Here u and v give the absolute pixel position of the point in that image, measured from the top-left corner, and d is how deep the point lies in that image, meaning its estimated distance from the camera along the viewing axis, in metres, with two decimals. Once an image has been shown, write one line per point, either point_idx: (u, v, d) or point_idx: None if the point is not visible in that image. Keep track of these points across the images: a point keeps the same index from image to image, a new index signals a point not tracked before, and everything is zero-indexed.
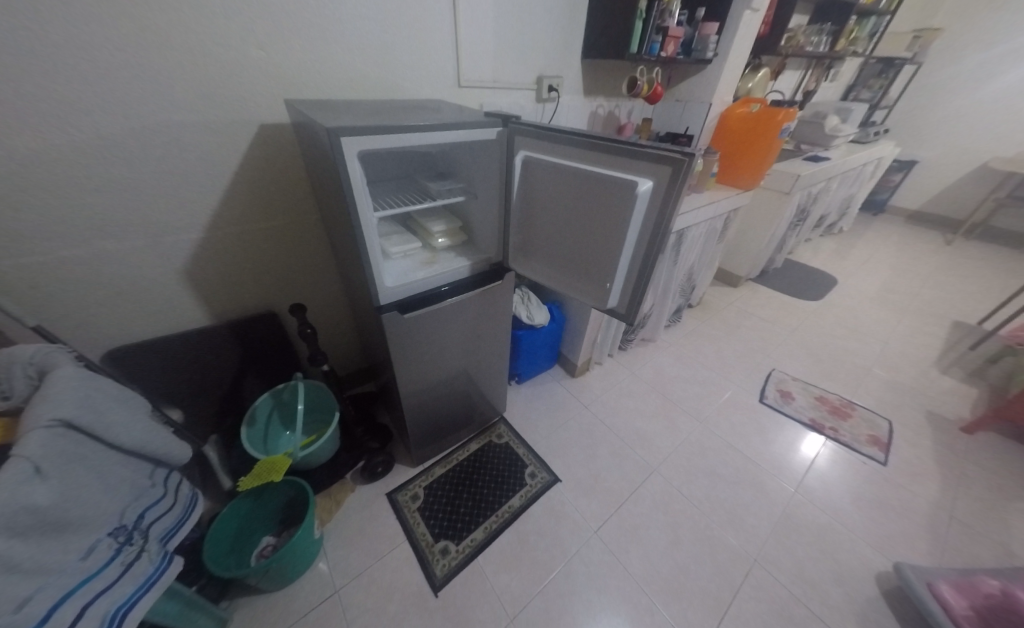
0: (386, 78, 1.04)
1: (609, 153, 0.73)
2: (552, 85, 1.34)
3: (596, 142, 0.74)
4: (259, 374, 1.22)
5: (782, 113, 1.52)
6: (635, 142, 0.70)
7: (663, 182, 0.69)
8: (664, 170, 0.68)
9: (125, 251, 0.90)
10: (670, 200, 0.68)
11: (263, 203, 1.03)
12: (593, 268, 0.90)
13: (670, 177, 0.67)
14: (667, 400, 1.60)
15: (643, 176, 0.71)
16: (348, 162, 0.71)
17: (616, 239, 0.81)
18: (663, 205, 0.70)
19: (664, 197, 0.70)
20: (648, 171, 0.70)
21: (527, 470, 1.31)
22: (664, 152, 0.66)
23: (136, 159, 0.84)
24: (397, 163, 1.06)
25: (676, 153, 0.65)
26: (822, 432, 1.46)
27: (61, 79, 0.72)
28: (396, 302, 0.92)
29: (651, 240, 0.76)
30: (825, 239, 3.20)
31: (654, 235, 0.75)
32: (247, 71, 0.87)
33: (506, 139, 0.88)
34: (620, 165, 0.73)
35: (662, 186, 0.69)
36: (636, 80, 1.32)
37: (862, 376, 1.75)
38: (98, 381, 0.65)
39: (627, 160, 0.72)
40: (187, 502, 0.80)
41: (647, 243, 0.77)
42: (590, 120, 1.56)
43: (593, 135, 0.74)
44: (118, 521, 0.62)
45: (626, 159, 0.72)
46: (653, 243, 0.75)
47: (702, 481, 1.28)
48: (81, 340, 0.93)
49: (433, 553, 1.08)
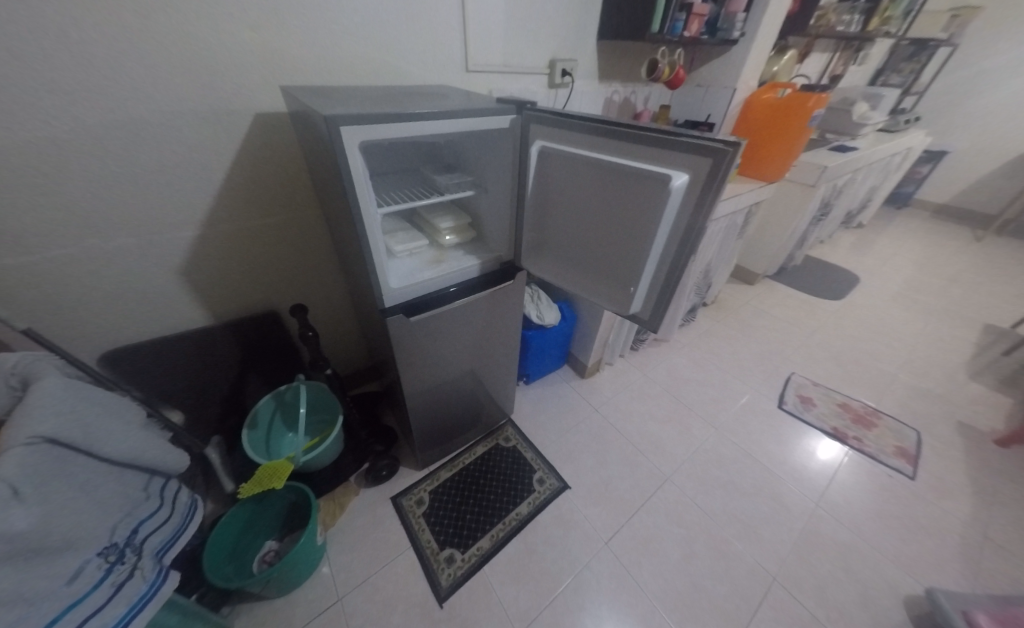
0: (387, 62, 0.97)
1: (639, 142, 0.66)
2: (565, 69, 1.25)
3: (624, 131, 0.67)
4: (261, 374, 1.19)
5: (814, 98, 1.41)
6: (669, 129, 0.63)
7: (700, 177, 0.62)
8: (703, 162, 0.60)
9: (118, 249, 0.86)
10: (709, 197, 0.62)
11: (260, 196, 0.97)
12: (616, 269, 0.83)
13: (707, 172, 0.61)
14: (680, 404, 1.55)
15: (677, 169, 0.64)
16: (348, 153, 0.65)
17: (642, 241, 0.75)
18: (699, 204, 0.63)
19: (701, 192, 0.63)
20: (684, 163, 0.63)
21: (536, 476, 1.27)
22: (703, 141, 0.59)
23: (125, 151, 0.79)
24: (401, 154, 0.99)
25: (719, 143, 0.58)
26: (844, 442, 1.39)
27: (40, 64, 0.67)
28: (401, 304, 0.87)
29: (682, 242, 0.70)
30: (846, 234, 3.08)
31: (684, 236, 0.69)
32: (240, 54, 0.81)
33: (519, 127, 0.82)
34: (651, 157, 0.66)
35: (699, 181, 0.62)
36: (657, 64, 1.23)
37: (887, 381, 1.67)
38: (86, 392, 0.61)
39: (659, 151, 0.65)
40: (182, 514, 0.76)
41: (678, 244, 0.70)
42: (605, 107, 1.47)
43: (620, 122, 0.67)
44: (107, 540, 0.58)
45: (659, 150, 0.65)
46: (687, 245, 0.69)
47: (718, 492, 1.24)
48: (76, 343, 0.89)
49: (438, 562, 1.05)
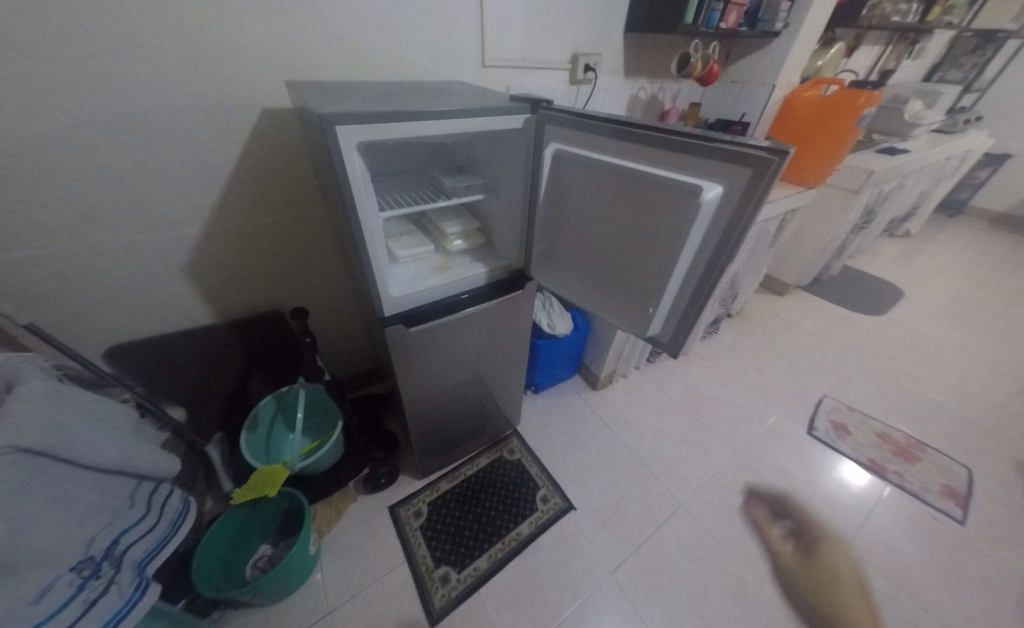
0: (398, 56, 0.92)
1: (667, 148, 0.59)
2: (588, 63, 1.17)
3: (650, 135, 0.60)
4: (265, 375, 1.17)
5: (864, 96, 1.25)
6: (702, 134, 0.55)
7: (736, 191, 0.54)
8: (741, 174, 0.53)
9: (122, 246, 0.85)
10: (745, 214, 0.54)
11: (265, 195, 0.95)
12: (634, 288, 0.75)
13: (745, 186, 0.53)
14: (698, 424, 1.45)
15: (709, 180, 0.56)
16: (346, 155, 0.60)
17: (664, 258, 0.67)
18: (732, 221, 0.56)
19: (737, 208, 0.55)
20: (717, 174, 0.55)
21: (540, 493, 1.21)
22: (743, 149, 0.51)
23: (127, 147, 0.77)
24: (409, 153, 0.94)
25: (762, 151, 0.50)
26: (882, 476, 1.27)
27: (37, 57, 0.65)
28: (401, 314, 0.82)
29: (710, 262, 0.62)
30: (888, 242, 2.86)
31: (713, 255, 0.61)
32: (244, 48, 0.77)
33: (533, 127, 0.76)
34: (679, 165, 0.59)
35: (734, 195, 0.54)
36: (690, 58, 1.13)
37: (932, 409, 1.52)
38: (68, 401, 0.59)
39: (689, 158, 0.57)
40: (172, 519, 0.75)
41: (705, 264, 0.63)
42: (629, 105, 1.37)
43: (646, 125, 0.60)
44: (83, 553, 0.55)
45: (689, 156, 0.57)
46: (717, 266, 0.61)
47: (736, 524, 1.15)
48: (80, 340, 0.89)
49: (432, 580, 1.02)
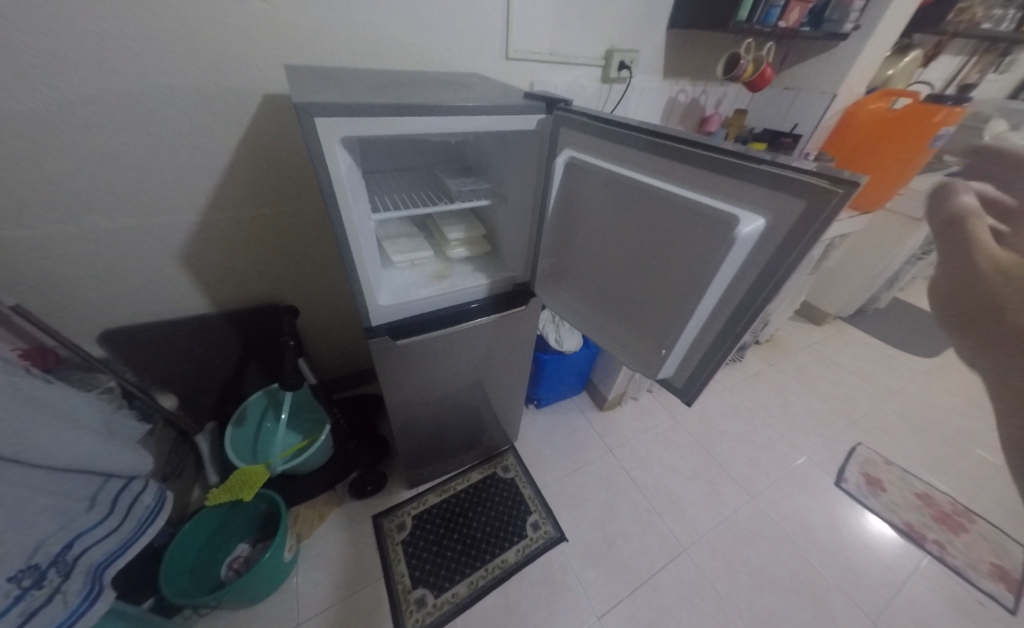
0: (412, 43, 0.85)
1: (701, 167, 0.50)
2: (624, 60, 1.06)
3: (683, 149, 0.51)
4: (261, 367, 1.15)
5: (943, 112, 1.08)
6: (746, 153, 0.46)
7: (785, 224, 0.45)
8: (791, 204, 0.43)
9: (116, 230, 0.82)
10: (793, 253, 0.44)
11: (265, 186, 0.90)
12: (647, 322, 0.66)
13: (797, 220, 0.43)
14: (711, 460, 1.34)
15: (749, 209, 0.47)
16: (329, 153, 0.54)
17: (684, 294, 0.58)
18: (775, 259, 0.47)
19: (782, 245, 0.46)
20: (761, 202, 0.46)
21: (530, 519, 1.14)
22: (797, 175, 0.42)
23: (119, 129, 0.73)
24: (416, 150, 0.88)
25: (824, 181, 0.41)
26: (921, 545, 1.13)
27: (22, 30, 0.61)
28: (389, 324, 0.76)
29: (740, 303, 0.53)
30: None
31: (747, 295, 0.51)
32: (245, 28, 0.72)
33: (547, 130, 0.68)
34: (714, 187, 0.50)
35: (780, 229, 0.45)
36: (739, 60, 1.00)
37: (984, 472, 1.35)
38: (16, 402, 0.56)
39: (727, 181, 0.48)
40: (140, 520, 0.72)
41: (734, 305, 0.54)
42: (666, 108, 1.26)
43: (678, 137, 0.51)
44: (26, 562, 0.52)
45: (728, 179, 0.48)
46: (750, 308, 0.52)
47: (743, 579, 1.05)
48: (72, 321, 0.88)
49: (408, 602, 0.96)
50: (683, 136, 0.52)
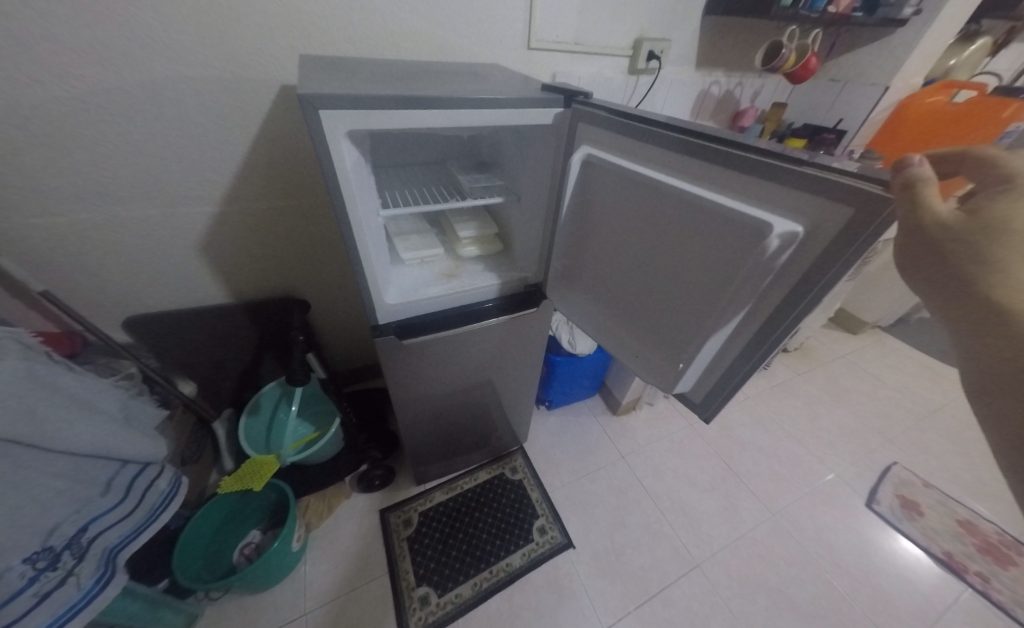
0: (431, 33, 0.82)
1: (730, 168, 0.45)
2: (654, 50, 1.00)
3: (710, 147, 0.46)
4: (275, 358, 1.16)
5: (1014, 106, 0.99)
6: (783, 154, 0.41)
7: (825, 234, 0.40)
8: (835, 213, 0.38)
9: (138, 220, 0.84)
10: (834, 267, 0.40)
11: (282, 179, 0.90)
12: (666, 332, 0.62)
13: (841, 230, 0.38)
14: (730, 473, 1.28)
15: (784, 216, 0.42)
16: (335, 147, 0.52)
17: (707, 304, 0.54)
18: (813, 274, 0.42)
19: (820, 258, 0.41)
20: (798, 210, 0.41)
21: (537, 523, 1.12)
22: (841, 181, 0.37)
23: (140, 120, 0.73)
24: (431, 145, 0.85)
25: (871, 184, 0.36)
26: (962, 577, 1.06)
27: (44, 18, 0.61)
28: (396, 323, 0.75)
29: (768, 319, 0.48)
30: None
31: (776, 311, 0.47)
32: (264, 19, 0.71)
33: (564, 125, 0.64)
34: (744, 190, 0.45)
35: (819, 240, 0.40)
36: (781, 48, 0.92)
37: None
38: (37, 387, 0.57)
39: (759, 185, 0.44)
40: (155, 504, 0.74)
41: (761, 322, 0.49)
42: (697, 101, 1.18)
43: (706, 135, 0.47)
44: (40, 544, 0.54)
45: (761, 182, 0.43)
46: (780, 325, 0.47)
47: (760, 600, 1.00)
48: (98, 306, 0.91)
49: (411, 599, 0.96)
50: (712, 132, 0.47)
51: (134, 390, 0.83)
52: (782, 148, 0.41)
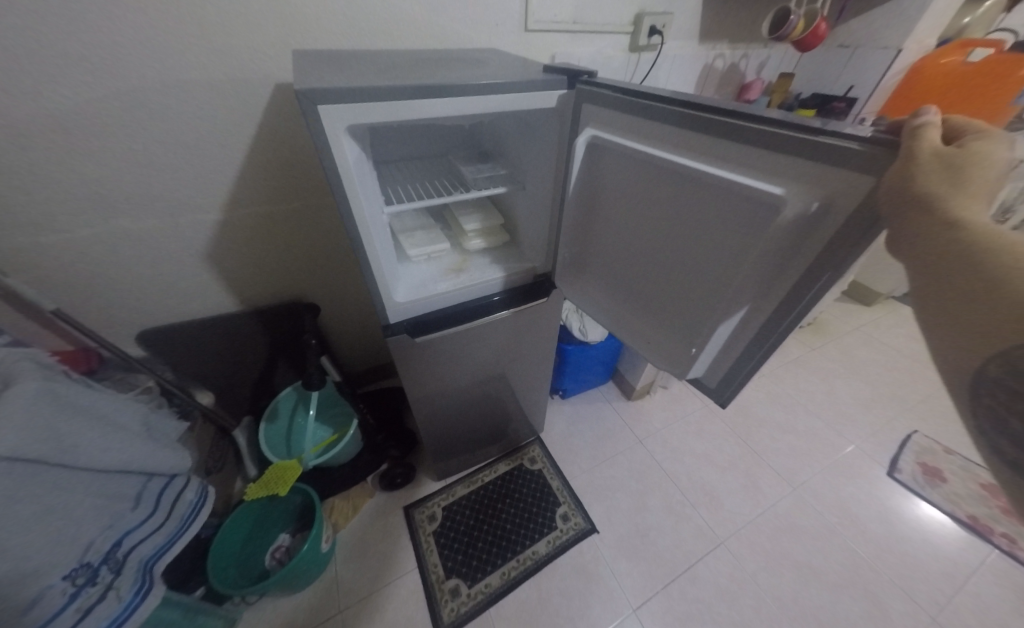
0: (426, 21, 0.79)
1: (742, 142, 0.43)
2: (655, 25, 0.97)
3: (719, 122, 0.45)
4: (288, 363, 1.16)
5: None
6: (796, 124, 0.39)
7: (841, 207, 0.38)
8: (855, 182, 0.36)
9: (142, 232, 0.83)
10: (854, 240, 0.38)
11: (282, 181, 0.88)
12: (678, 315, 0.61)
13: (861, 201, 0.36)
14: (749, 450, 1.28)
15: (799, 189, 0.40)
16: (337, 145, 0.50)
17: (722, 287, 0.52)
18: (831, 249, 0.40)
19: (838, 232, 0.39)
20: (813, 181, 0.39)
21: (560, 511, 1.13)
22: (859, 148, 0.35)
23: (136, 128, 0.71)
24: (432, 137, 0.83)
25: (875, 150, 0.35)
26: (989, 539, 1.07)
27: (29, 28, 0.58)
28: (407, 321, 0.74)
29: (782, 300, 0.46)
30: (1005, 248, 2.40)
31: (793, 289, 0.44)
32: (255, 16, 0.68)
33: (568, 107, 0.62)
34: (755, 166, 0.43)
35: (837, 212, 0.38)
36: (789, 14, 0.89)
37: None
38: (59, 408, 0.57)
39: (772, 158, 0.41)
40: (184, 514, 0.75)
41: (776, 302, 0.47)
42: (701, 76, 1.15)
43: (714, 109, 0.45)
44: (78, 561, 0.55)
45: (774, 155, 0.41)
46: (797, 307, 0.44)
47: (787, 574, 1.00)
48: (110, 321, 0.91)
49: (442, 592, 0.98)
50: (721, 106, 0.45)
51: (152, 404, 0.83)
52: (795, 118, 0.39)
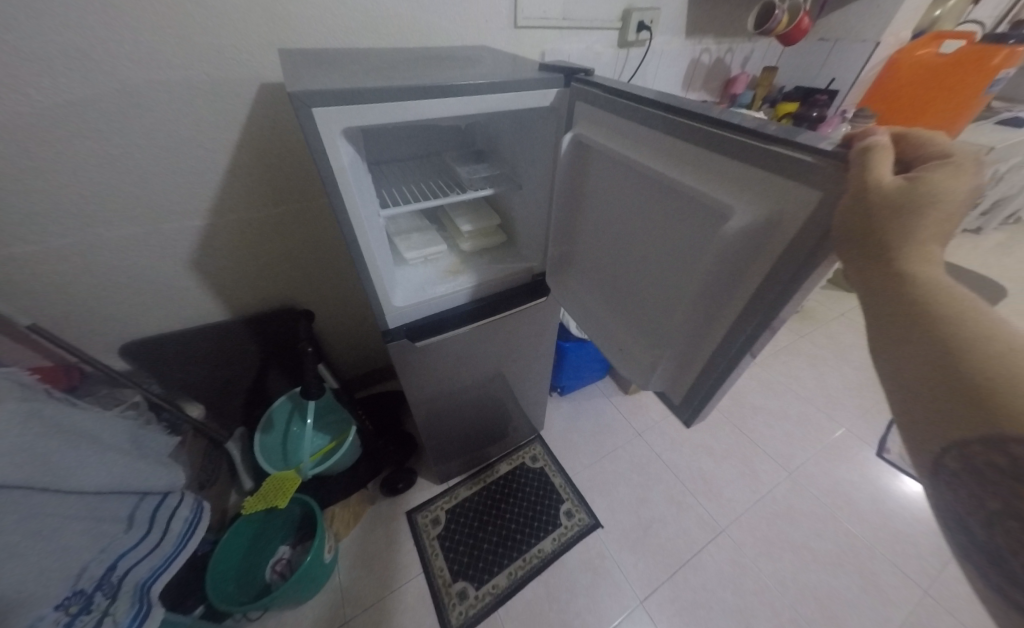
0: (415, 18, 0.77)
1: (704, 148, 0.41)
2: (643, 21, 0.97)
3: (685, 122, 0.42)
4: (281, 372, 1.14)
5: (1001, 54, 1.02)
6: (755, 132, 0.36)
7: (788, 224, 0.35)
8: (802, 197, 0.34)
9: (122, 240, 0.79)
10: (798, 259, 0.35)
11: (270, 185, 0.85)
12: (651, 323, 0.59)
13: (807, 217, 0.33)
14: (745, 438, 1.31)
15: (749, 202, 0.37)
16: (333, 148, 0.48)
17: (688, 298, 0.49)
18: (777, 268, 0.37)
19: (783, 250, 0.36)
20: (764, 192, 0.36)
21: (564, 507, 1.13)
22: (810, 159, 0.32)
23: (113, 132, 0.68)
24: (424, 137, 0.82)
25: (816, 159, 0.32)
26: None
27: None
28: (406, 327, 0.72)
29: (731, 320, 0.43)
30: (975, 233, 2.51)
31: (747, 306, 0.41)
32: (237, 13, 0.65)
33: (564, 106, 0.61)
34: (712, 171, 0.41)
35: (782, 229, 0.35)
36: (773, 9, 0.90)
37: None
38: (43, 430, 0.54)
39: (729, 166, 0.39)
40: (179, 533, 0.72)
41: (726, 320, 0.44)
42: (687, 71, 1.16)
43: (684, 110, 0.42)
44: (72, 588, 0.52)
45: (732, 163, 0.39)
46: (751, 324, 0.41)
47: (788, 557, 1.03)
48: (93, 334, 0.87)
49: (449, 596, 0.97)
50: (693, 106, 0.42)
51: (141, 420, 0.80)
52: (753, 122, 0.37)
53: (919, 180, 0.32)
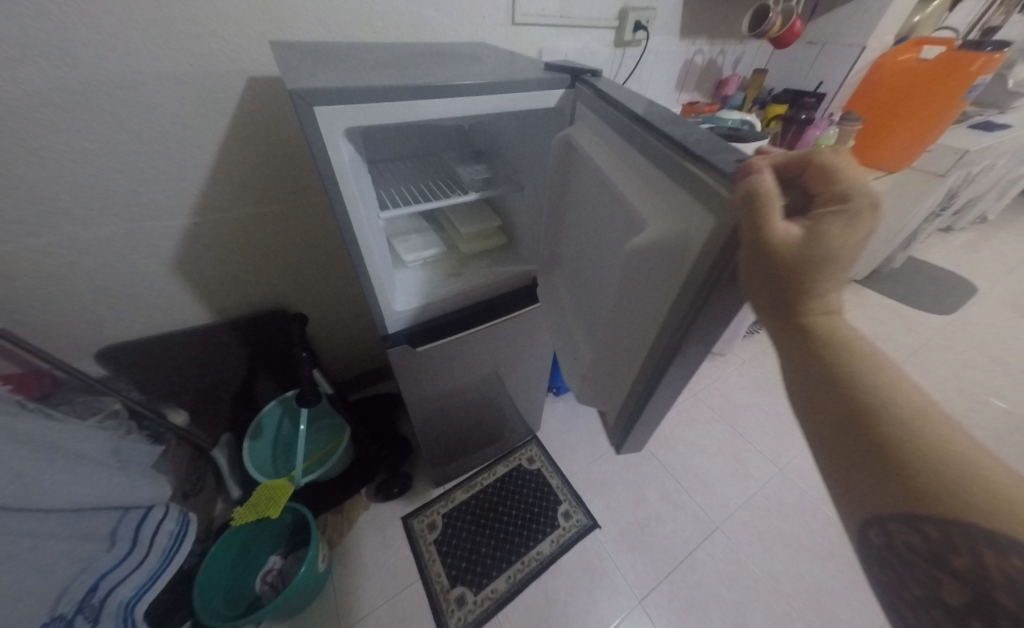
0: (412, 11, 0.75)
1: (650, 160, 0.40)
2: (640, 20, 0.97)
3: (641, 131, 0.41)
4: (270, 376, 1.10)
5: (980, 60, 1.04)
6: (687, 150, 0.35)
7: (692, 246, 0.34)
8: (705, 220, 0.33)
9: (100, 240, 0.74)
10: (697, 283, 0.34)
11: (260, 183, 0.81)
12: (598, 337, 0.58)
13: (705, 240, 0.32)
14: (737, 435, 1.33)
15: (668, 220, 0.37)
16: (333, 149, 0.46)
17: (631, 320, 0.46)
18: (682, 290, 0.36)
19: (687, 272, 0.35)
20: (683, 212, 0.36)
21: (561, 509, 1.13)
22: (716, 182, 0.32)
23: (90, 125, 0.63)
24: (423, 136, 0.79)
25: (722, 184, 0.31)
26: None
27: None
28: (406, 331, 0.70)
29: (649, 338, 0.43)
30: (946, 233, 2.63)
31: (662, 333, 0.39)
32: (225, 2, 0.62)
33: (569, 106, 0.60)
34: (650, 183, 0.40)
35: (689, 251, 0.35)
36: (767, 12, 0.91)
37: (999, 438, 1.39)
38: (16, 445, 0.50)
39: (663, 181, 0.38)
40: (165, 547, 0.69)
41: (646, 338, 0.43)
42: (681, 72, 1.17)
43: (644, 120, 0.41)
44: (51, 613, 0.49)
45: (666, 178, 0.38)
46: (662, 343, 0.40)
47: (780, 551, 1.05)
48: (67, 338, 0.82)
49: (447, 602, 0.95)
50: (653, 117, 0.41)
51: (122, 430, 0.75)
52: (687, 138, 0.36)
53: (818, 229, 0.31)
